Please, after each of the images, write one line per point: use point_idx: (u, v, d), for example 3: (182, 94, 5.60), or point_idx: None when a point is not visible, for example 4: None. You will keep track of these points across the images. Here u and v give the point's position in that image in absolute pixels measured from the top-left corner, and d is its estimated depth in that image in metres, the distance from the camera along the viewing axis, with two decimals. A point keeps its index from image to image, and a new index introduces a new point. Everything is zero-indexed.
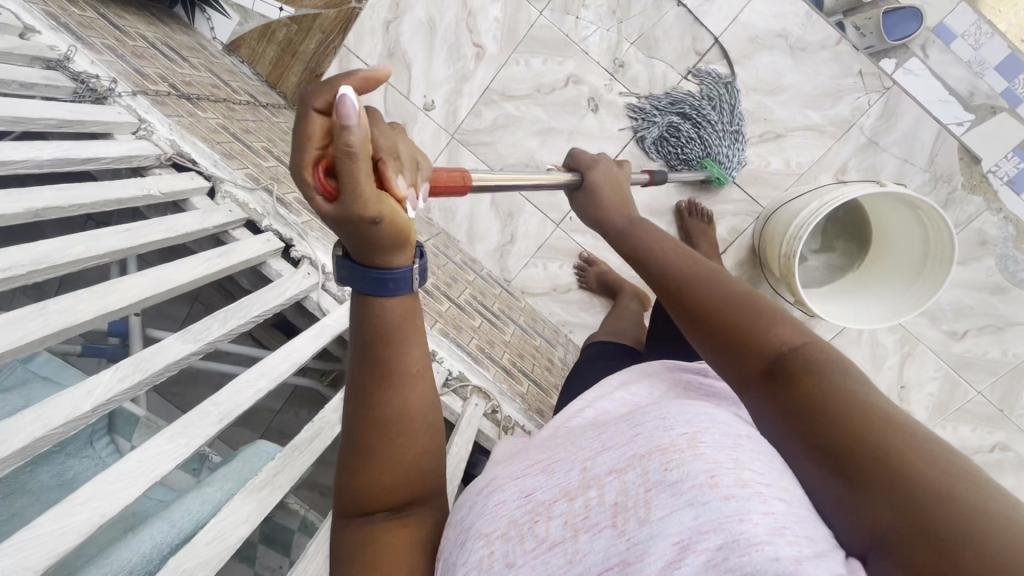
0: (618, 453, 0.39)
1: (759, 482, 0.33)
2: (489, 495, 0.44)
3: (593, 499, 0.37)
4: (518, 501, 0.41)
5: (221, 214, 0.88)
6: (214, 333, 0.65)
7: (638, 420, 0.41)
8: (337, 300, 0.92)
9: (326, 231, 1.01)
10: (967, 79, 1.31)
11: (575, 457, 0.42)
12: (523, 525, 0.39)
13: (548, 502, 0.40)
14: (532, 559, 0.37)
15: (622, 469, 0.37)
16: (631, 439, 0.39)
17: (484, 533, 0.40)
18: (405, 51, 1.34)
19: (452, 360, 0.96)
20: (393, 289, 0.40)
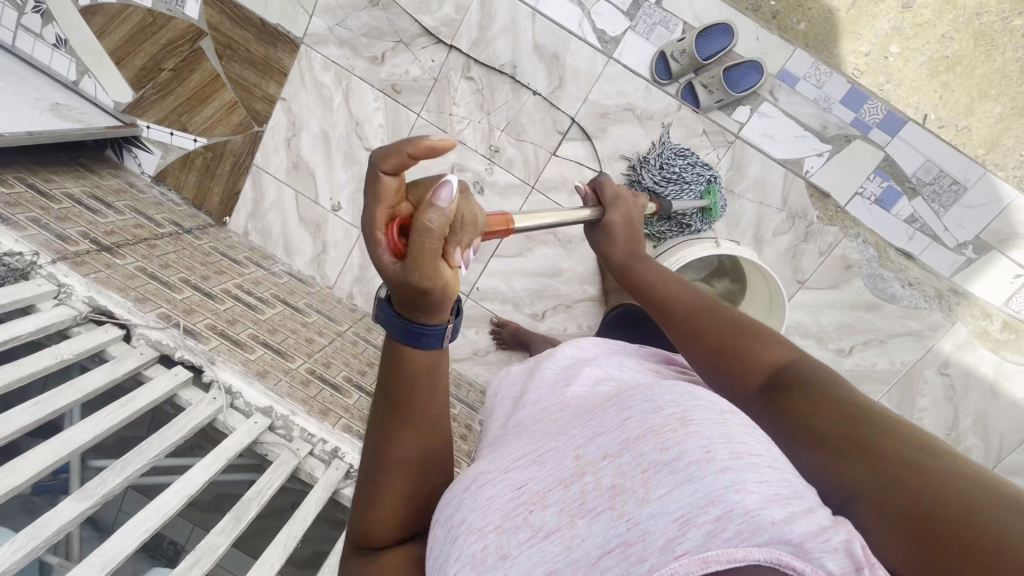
0: (614, 441, 0.47)
1: (751, 455, 0.42)
2: (477, 490, 0.50)
3: (595, 482, 0.46)
4: (507, 496, 0.49)
5: (132, 359, 1.03)
6: (107, 487, 0.80)
7: (622, 407, 0.50)
8: (243, 415, 1.07)
9: (235, 352, 1.15)
10: (816, 114, 1.37)
11: (573, 444, 0.50)
12: (520, 514, 0.47)
13: (542, 492, 0.48)
14: (529, 546, 0.45)
15: (619, 454, 0.45)
16: (623, 425, 0.47)
17: (478, 527, 0.47)
18: (307, 162, 1.50)
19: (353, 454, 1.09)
20: (427, 342, 0.47)
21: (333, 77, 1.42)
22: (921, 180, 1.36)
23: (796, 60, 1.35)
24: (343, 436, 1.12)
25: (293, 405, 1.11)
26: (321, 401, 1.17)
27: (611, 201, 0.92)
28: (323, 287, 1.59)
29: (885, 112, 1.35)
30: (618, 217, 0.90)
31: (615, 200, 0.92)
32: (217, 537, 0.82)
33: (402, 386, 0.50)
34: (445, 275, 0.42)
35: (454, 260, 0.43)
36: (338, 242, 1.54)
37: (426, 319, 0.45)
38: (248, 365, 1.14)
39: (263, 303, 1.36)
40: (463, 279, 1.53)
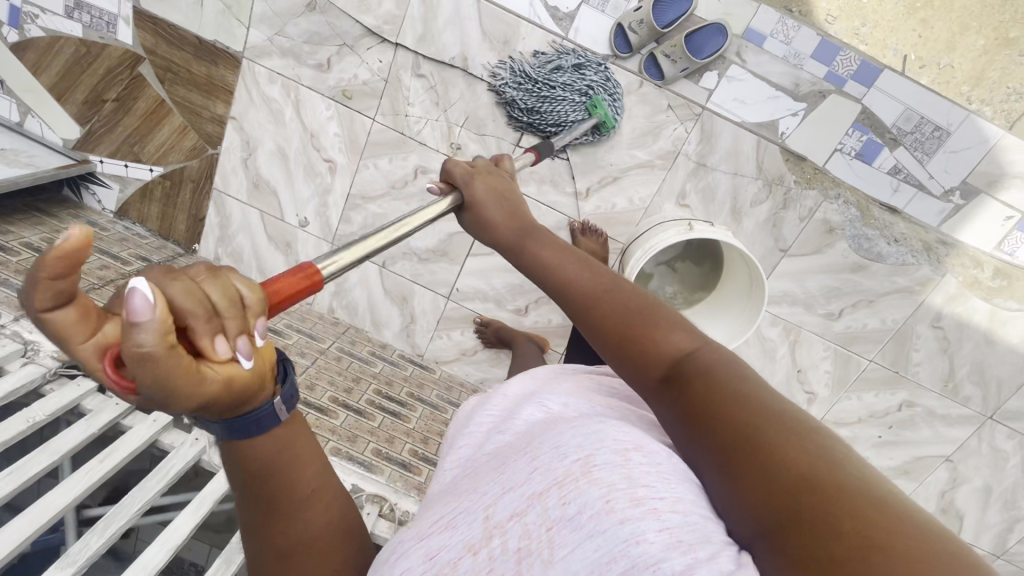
0: (517, 498, 0.45)
1: (652, 500, 0.38)
2: (399, 562, 0.51)
3: (505, 545, 0.44)
4: (422, 568, 0.48)
5: (108, 410, 1.02)
6: (91, 548, 0.80)
7: (533, 456, 0.48)
8: None
9: None
10: (788, 72, 1.31)
11: (479, 505, 0.48)
12: None
13: (453, 560, 0.46)
14: None
15: (523, 513, 0.44)
16: (527, 476, 0.46)
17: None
18: (268, 180, 1.45)
19: (345, 476, 1.09)
20: (260, 426, 0.47)
21: (281, 90, 1.36)
22: (901, 128, 1.30)
23: (761, 18, 1.27)
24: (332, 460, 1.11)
25: None
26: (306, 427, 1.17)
27: (465, 179, 0.75)
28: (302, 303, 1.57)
29: (860, 62, 1.28)
30: (480, 192, 0.74)
31: (468, 178, 0.74)
32: None
33: (260, 469, 0.49)
34: (205, 373, 0.38)
35: (215, 353, 0.38)
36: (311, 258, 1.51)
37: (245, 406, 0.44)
38: None
39: None
40: (442, 282, 1.50)
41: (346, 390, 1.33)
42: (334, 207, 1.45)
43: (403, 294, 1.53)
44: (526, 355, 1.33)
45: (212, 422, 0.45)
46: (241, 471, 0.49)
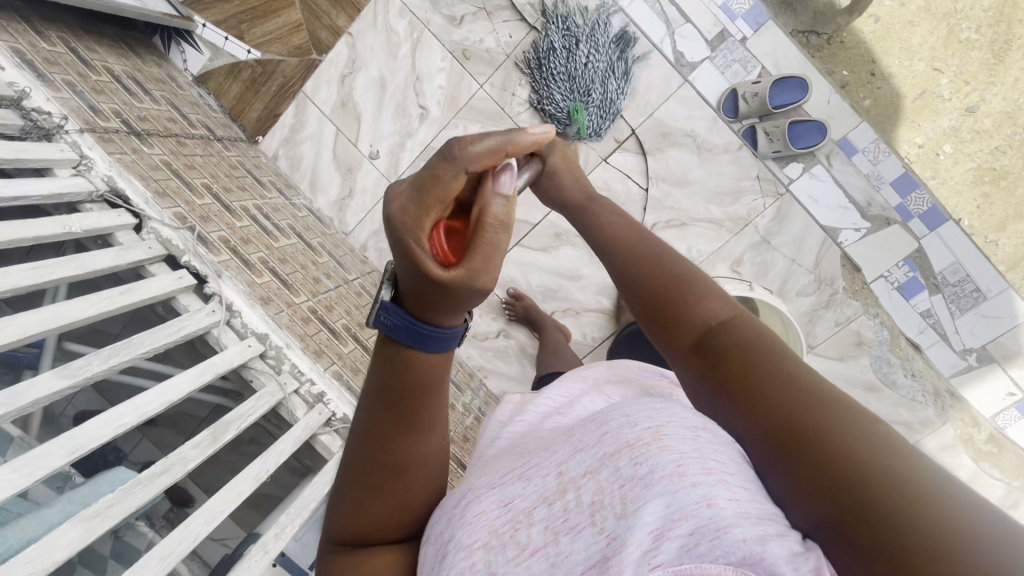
0: (592, 456, 0.46)
1: (722, 472, 0.39)
2: (469, 504, 0.51)
3: (578, 499, 0.44)
4: (495, 511, 0.48)
5: (140, 249, 0.99)
6: (93, 370, 0.76)
7: (603, 423, 0.48)
8: (237, 336, 1.03)
9: (242, 270, 1.11)
10: (865, 190, 1.39)
11: (555, 460, 0.49)
12: (506, 532, 0.46)
13: (527, 509, 0.47)
14: (514, 564, 0.44)
15: (596, 470, 0.45)
16: (600, 436, 0.47)
17: (467, 543, 0.47)
18: (357, 104, 1.46)
19: (339, 403, 1.06)
20: (443, 343, 0.50)
21: (406, 26, 1.39)
22: (945, 278, 1.41)
23: (860, 132, 1.39)
24: (331, 382, 1.09)
25: (289, 338, 1.08)
26: (317, 341, 1.13)
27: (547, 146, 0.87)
28: (338, 230, 1.54)
29: (930, 205, 1.40)
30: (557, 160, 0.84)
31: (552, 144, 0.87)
32: (191, 451, 0.78)
33: (410, 385, 0.53)
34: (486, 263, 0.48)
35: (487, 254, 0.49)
36: (366, 191, 1.50)
37: (445, 318, 0.49)
38: (253, 287, 1.10)
39: (278, 230, 1.32)
40: None
41: (359, 325, 1.30)
42: (409, 152, 1.45)
43: None
44: (557, 347, 1.32)
45: (404, 316, 0.49)
46: (393, 380, 0.53)
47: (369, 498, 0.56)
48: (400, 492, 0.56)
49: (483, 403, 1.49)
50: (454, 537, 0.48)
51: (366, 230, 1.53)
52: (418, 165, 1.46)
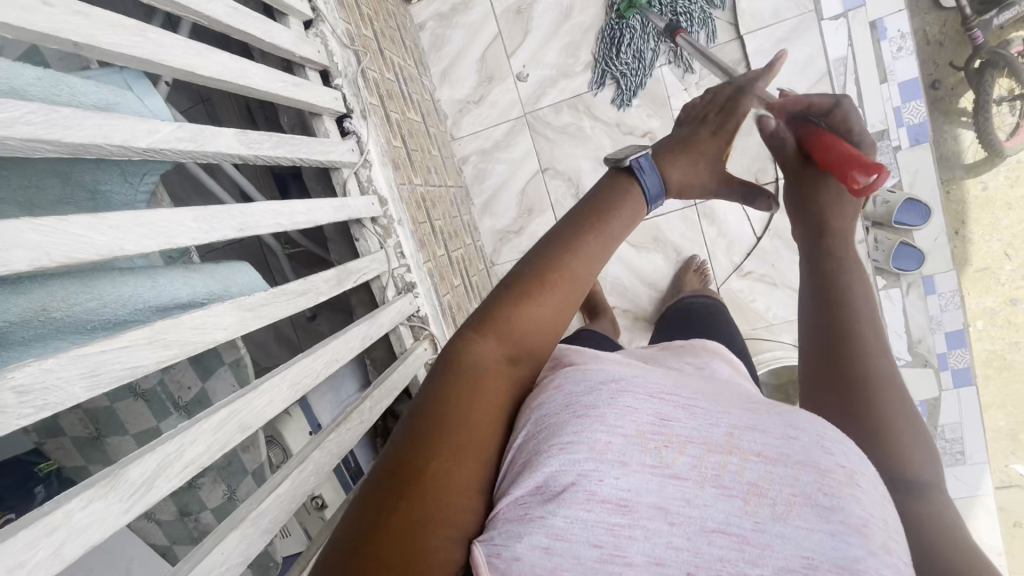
0: (779, 440, 0.34)
1: (896, 548, 0.31)
2: (607, 392, 0.36)
3: (735, 467, 0.33)
4: (641, 418, 0.35)
5: (309, 48, 0.85)
6: (263, 151, 0.64)
7: (795, 416, 0.37)
8: (359, 189, 0.92)
9: (383, 124, 1.00)
10: (923, 328, 1.49)
11: (724, 410, 0.37)
12: (643, 448, 0.34)
13: (682, 439, 0.35)
14: (634, 476, 0.33)
15: (776, 457, 0.33)
16: (795, 431, 0.35)
17: (604, 425, 0.34)
18: (531, 17, 1.36)
19: (425, 301, 0.99)
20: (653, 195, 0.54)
21: None
22: (945, 432, 1.54)
23: (946, 277, 1.47)
24: (424, 277, 1.01)
25: (403, 214, 0.98)
26: (421, 231, 1.04)
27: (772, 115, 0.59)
28: (448, 131, 1.43)
29: (965, 365, 1.51)
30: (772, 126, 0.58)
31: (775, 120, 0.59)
32: (322, 283, 0.68)
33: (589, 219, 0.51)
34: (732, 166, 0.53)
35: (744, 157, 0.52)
36: (495, 106, 1.40)
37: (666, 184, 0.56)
38: (388, 146, 0.99)
39: (410, 101, 1.20)
40: None
41: (447, 233, 1.21)
42: (558, 91, 1.38)
43: (532, 207, 1.43)
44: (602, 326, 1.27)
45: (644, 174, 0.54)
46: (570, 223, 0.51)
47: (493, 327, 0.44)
48: (548, 304, 0.46)
49: None
50: (583, 405, 0.35)
51: (476, 145, 1.43)
52: (560, 108, 1.38)
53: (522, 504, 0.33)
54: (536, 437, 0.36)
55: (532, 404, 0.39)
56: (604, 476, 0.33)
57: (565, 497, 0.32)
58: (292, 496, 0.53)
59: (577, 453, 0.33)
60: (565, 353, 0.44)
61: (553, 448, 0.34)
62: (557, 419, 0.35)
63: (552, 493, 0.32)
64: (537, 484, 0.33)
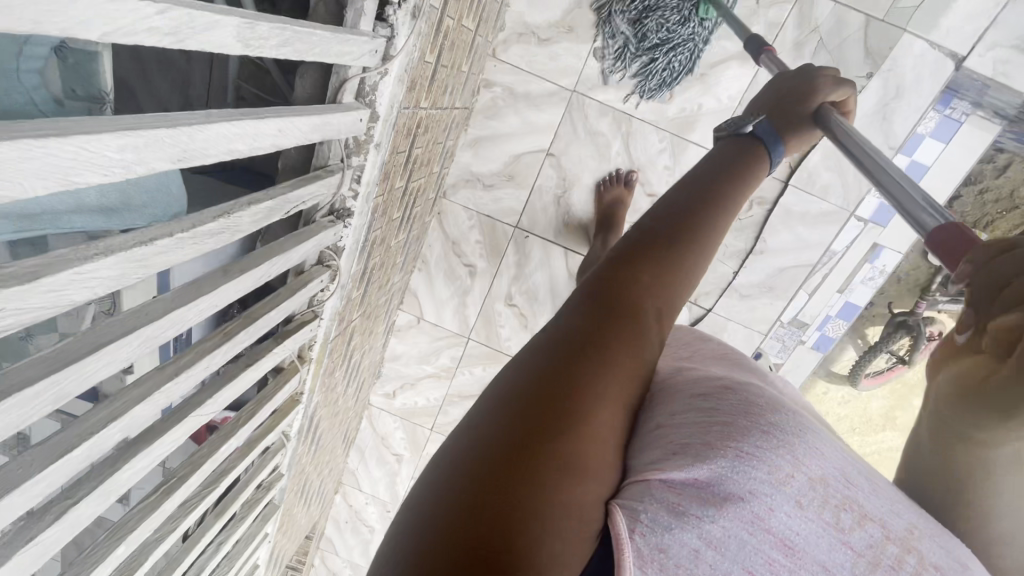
0: (951, 561, 0.36)
1: None
2: (799, 435, 0.38)
3: (912, 568, 0.35)
4: (824, 465, 0.37)
5: None
6: (264, 52, 0.49)
7: (957, 544, 0.39)
8: (356, 94, 0.76)
9: (430, 33, 0.82)
10: None
11: (900, 506, 0.39)
12: (827, 500, 0.36)
13: (865, 511, 0.36)
14: (800, 521, 0.35)
15: (949, 574, 0.35)
16: (966, 564, 0.37)
17: (798, 457, 0.36)
18: None
19: (351, 234, 0.90)
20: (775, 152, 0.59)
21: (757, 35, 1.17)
22: None
23: None
24: (366, 209, 0.91)
25: (387, 139, 0.85)
26: (393, 162, 0.92)
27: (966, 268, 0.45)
28: (494, 45, 1.23)
29: None
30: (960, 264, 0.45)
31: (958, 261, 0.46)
32: (247, 216, 0.58)
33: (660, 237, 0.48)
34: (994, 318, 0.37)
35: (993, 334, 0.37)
36: (553, 60, 1.23)
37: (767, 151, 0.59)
38: (418, 60, 0.83)
39: (476, 4, 0.99)
40: (533, 219, 1.39)
41: (420, 160, 1.09)
42: (615, 96, 1.25)
43: (514, 176, 1.35)
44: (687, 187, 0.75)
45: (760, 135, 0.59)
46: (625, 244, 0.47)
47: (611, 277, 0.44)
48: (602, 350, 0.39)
49: (399, 287, 1.42)
50: (773, 425, 0.37)
51: (509, 80, 1.26)
52: (605, 113, 1.27)
53: (673, 490, 0.34)
54: (704, 437, 0.36)
55: (707, 391, 0.40)
56: (775, 507, 0.34)
57: (733, 507, 0.34)
58: (87, 455, 0.48)
59: (759, 472, 0.35)
60: (720, 393, 0.40)
61: (736, 456, 0.35)
62: (741, 425, 0.37)
63: (727, 496, 0.34)
64: (694, 493, 0.34)
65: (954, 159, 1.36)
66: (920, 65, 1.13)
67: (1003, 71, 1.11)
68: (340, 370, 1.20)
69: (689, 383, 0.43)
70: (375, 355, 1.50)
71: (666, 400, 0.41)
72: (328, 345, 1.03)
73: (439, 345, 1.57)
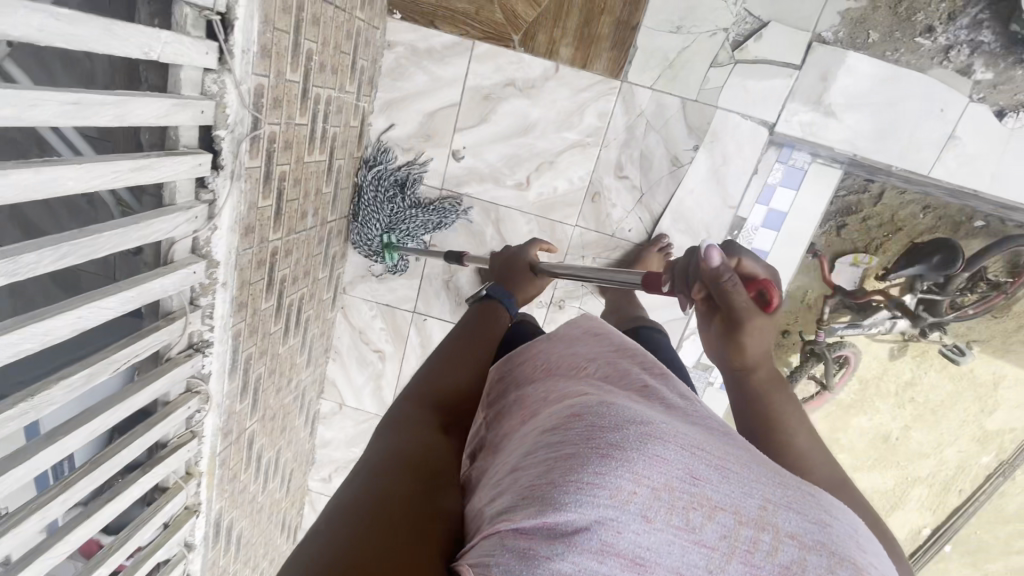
0: (809, 526, 0.37)
1: None
2: (639, 437, 0.38)
3: (768, 546, 0.35)
4: (665, 460, 0.37)
5: (186, 114, 0.77)
6: (37, 271, 0.61)
7: (824, 506, 0.39)
8: (189, 248, 0.88)
9: (256, 185, 0.95)
10: None
11: (760, 482, 0.39)
12: (669, 495, 0.36)
13: (715, 499, 0.36)
14: (654, 528, 0.35)
15: (809, 544, 0.35)
16: (825, 522, 0.37)
17: (636, 469, 0.36)
18: (494, 111, 1.31)
19: (214, 361, 1.01)
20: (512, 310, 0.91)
21: (592, 124, 1.29)
22: None
23: None
24: (229, 336, 1.02)
25: (233, 277, 0.97)
26: (249, 291, 1.04)
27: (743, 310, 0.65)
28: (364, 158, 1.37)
29: None
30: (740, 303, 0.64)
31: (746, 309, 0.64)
32: (59, 390, 0.69)
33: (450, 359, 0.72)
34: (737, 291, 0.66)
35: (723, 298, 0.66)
36: (418, 165, 1.37)
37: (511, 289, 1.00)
38: (250, 208, 0.96)
39: (321, 139, 1.13)
40: (427, 303, 1.50)
41: (294, 276, 1.21)
42: (479, 189, 1.38)
43: (403, 267, 1.47)
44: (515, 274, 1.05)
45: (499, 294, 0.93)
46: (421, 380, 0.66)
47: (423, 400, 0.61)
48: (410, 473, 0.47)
49: (311, 381, 1.52)
50: (612, 446, 0.37)
51: None
52: (473, 205, 1.40)
53: (525, 537, 0.35)
54: (542, 476, 0.37)
55: (558, 429, 0.41)
56: (622, 528, 0.35)
57: (575, 540, 0.34)
58: None
59: (597, 498, 0.35)
60: (580, 414, 0.41)
61: (571, 489, 0.36)
62: (582, 455, 0.37)
63: (566, 529, 0.34)
64: (529, 536, 0.35)
65: (807, 205, 1.44)
66: (738, 134, 1.25)
67: (810, 132, 1.22)
68: (246, 472, 1.29)
69: (545, 423, 0.44)
70: (302, 445, 1.59)
71: (524, 450, 0.42)
72: (218, 457, 1.13)
73: (363, 427, 1.66)
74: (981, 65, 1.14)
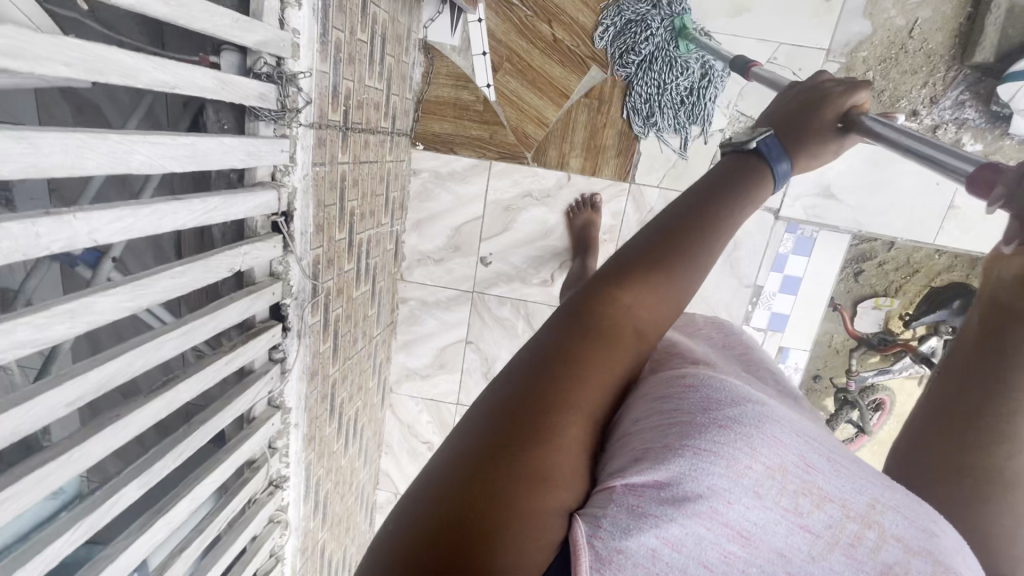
0: (917, 532, 0.34)
1: None
2: (762, 418, 0.34)
3: (872, 543, 0.33)
4: (786, 440, 0.34)
5: (263, 301, 0.89)
6: (162, 474, 0.73)
7: (929, 512, 0.36)
8: (267, 402, 1.00)
9: (317, 335, 1.07)
10: None
11: (875, 481, 0.36)
12: (786, 475, 0.33)
13: (828, 489, 0.34)
14: (763, 504, 0.32)
15: (915, 547, 0.33)
16: (935, 532, 0.35)
17: (756, 444, 0.33)
18: (515, 219, 1.42)
19: (291, 492, 1.12)
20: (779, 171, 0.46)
21: (606, 223, 1.39)
22: None
23: None
24: (302, 466, 1.13)
25: (302, 417, 1.08)
26: (315, 423, 1.15)
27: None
28: (400, 272, 1.49)
29: None
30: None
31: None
32: (178, 563, 0.80)
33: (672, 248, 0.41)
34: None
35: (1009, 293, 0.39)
36: (450, 272, 1.49)
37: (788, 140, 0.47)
38: (313, 356, 1.08)
39: (364, 274, 1.26)
40: (468, 394, 1.60)
41: (349, 394, 1.32)
42: (508, 289, 1.49)
43: (444, 364, 1.57)
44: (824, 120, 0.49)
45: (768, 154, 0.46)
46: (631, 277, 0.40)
47: (626, 264, 0.40)
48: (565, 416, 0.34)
49: (368, 477, 1.62)
50: (730, 417, 0.34)
51: (419, 294, 1.52)
52: (504, 303, 1.50)
53: (635, 494, 0.31)
54: (654, 437, 0.33)
55: (670, 392, 0.36)
56: (734, 501, 0.32)
57: (688, 507, 0.31)
58: None
59: (716, 468, 0.32)
60: (694, 381, 0.37)
61: (688, 453, 0.32)
62: (697, 421, 0.34)
63: (678, 496, 0.31)
64: (640, 491, 0.31)
65: (821, 269, 1.47)
66: None
67: (814, 214, 1.38)
68: None
69: (650, 379, 0.39)
70: (364, 537, 1.69)
71: (625, 405, 0.37)
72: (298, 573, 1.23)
73: None
74: (970, 138, 1.21)
